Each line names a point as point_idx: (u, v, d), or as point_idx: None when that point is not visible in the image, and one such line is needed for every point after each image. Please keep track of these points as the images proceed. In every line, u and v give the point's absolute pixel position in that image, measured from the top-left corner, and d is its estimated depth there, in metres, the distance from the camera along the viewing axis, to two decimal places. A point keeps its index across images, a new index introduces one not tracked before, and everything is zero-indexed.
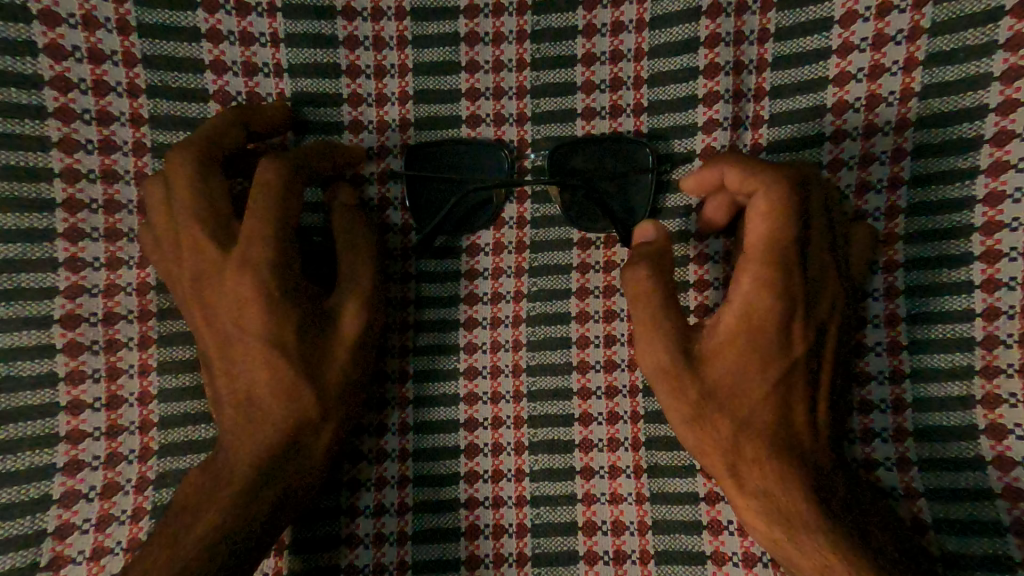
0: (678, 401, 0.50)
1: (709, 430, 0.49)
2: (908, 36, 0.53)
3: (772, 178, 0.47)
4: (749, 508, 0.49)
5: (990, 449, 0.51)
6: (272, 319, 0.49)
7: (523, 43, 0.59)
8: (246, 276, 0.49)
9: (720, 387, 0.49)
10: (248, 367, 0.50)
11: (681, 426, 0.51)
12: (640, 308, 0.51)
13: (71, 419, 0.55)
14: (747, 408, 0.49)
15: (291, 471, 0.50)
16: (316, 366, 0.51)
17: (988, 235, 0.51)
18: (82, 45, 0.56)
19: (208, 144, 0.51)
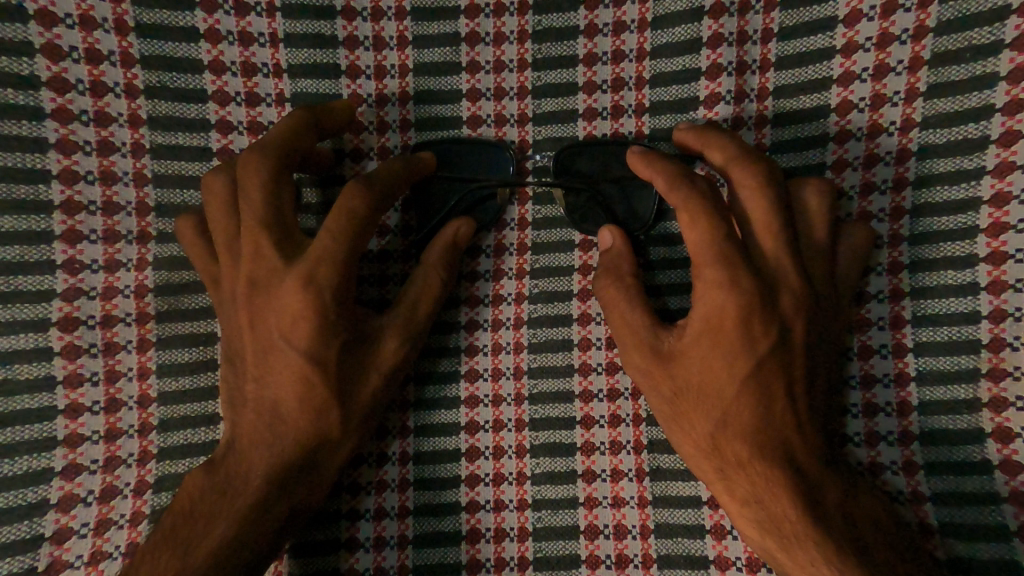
0: (657, 400, 0.52)
1: (690, 435, 0.51)
2: (912, 36, 0.53)
3: (675, 193, 0.50)
4: (739, 511, 0.50)
5: (997, 452, 0.51)
6: (320, 337, 0.50)
7: (524, 43, 0.59)
8: (303, 289, 0.49)
9: (690, 389, 0.50)
10: (281, 379, 0.51)
11: (667, 426, 0.52)
12: (611, 318, 0.53)
13: (69, 423, 0.54)
14: (720, 409, 0.50)
15: (303, 482, 0.52)
16: (350, 386, 0.52)
17: (994, 237, 0.51)
18: (79, 45, 0.56)
19: (285, 149, 0.51)
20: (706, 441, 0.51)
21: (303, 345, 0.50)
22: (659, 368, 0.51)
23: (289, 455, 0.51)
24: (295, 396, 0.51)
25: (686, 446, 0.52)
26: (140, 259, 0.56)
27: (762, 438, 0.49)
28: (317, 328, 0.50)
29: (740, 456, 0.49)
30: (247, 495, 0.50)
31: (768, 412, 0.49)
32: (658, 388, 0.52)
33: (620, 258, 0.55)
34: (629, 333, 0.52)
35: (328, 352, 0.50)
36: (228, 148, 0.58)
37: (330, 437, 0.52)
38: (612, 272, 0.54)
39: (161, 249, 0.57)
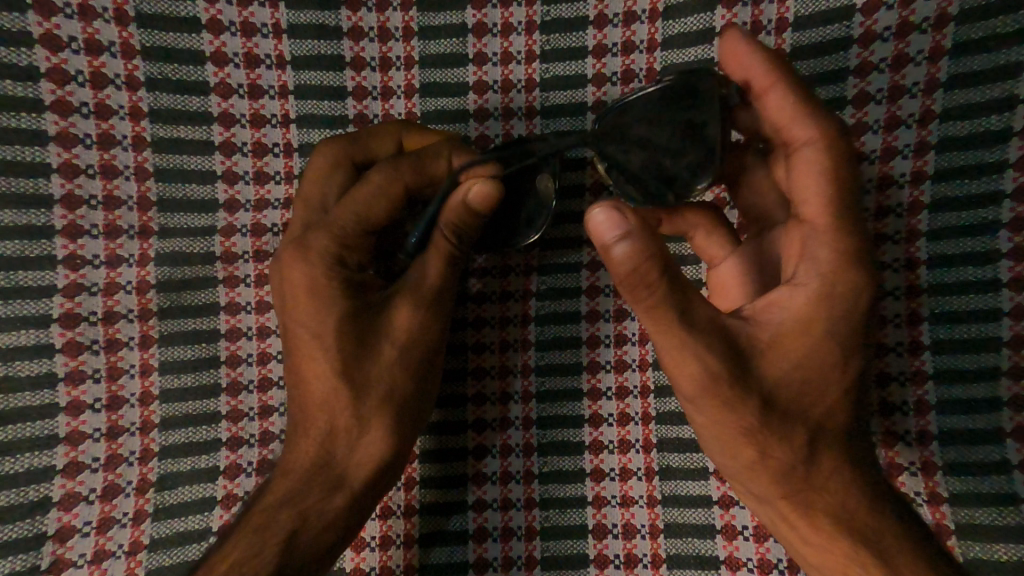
0: (733, 420, 0.44)
1: (765, 458, 0.45)
2: (933, 24, 0.51)
3: (807, 121, 0.47)
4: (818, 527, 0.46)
5: (1017, 452, 0.50)
6: (318, 312, 0.49)
7: (532, 34, 0.58)
8: (301, 263, 0.50)
9: (781, 399, 0.44)
10: (298, 364, 0.50)
11: (740, 445, 0.45)
12: (662, 330, 0.44)
13: (71, 421, 0.54)
14: (801, 417, 0.45)
15: (323, 477, 0.49)
16: (360, 368, 0.49)
17: (1016, 232, 0.50)
18: (78, 36, 0.55)
19: (354, 142, 0.53)
20: (792, 456, 0.45)
21: (303, 325, 0.49)
22: (733, 386, 0.44)
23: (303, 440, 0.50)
24: (306, 378, 0.50)
25: (758, 466, 0.46)
26: (142, 254, 0.56)
27: (825, 446, 0.46)
28: (318, 303, 0.49)
29: (828, 468, 0.46)
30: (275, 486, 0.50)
31: (832, 423, 0.46)
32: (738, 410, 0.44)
33: (641, 248, 0.42)
34: (687, 346, 0.43)
35: (325, 328, 0.49)
36: (229, 142, 0.57)
37: (344, 433, 0.50)
38: (656, 268, 0.43)
39: (163, 245, 0.56)
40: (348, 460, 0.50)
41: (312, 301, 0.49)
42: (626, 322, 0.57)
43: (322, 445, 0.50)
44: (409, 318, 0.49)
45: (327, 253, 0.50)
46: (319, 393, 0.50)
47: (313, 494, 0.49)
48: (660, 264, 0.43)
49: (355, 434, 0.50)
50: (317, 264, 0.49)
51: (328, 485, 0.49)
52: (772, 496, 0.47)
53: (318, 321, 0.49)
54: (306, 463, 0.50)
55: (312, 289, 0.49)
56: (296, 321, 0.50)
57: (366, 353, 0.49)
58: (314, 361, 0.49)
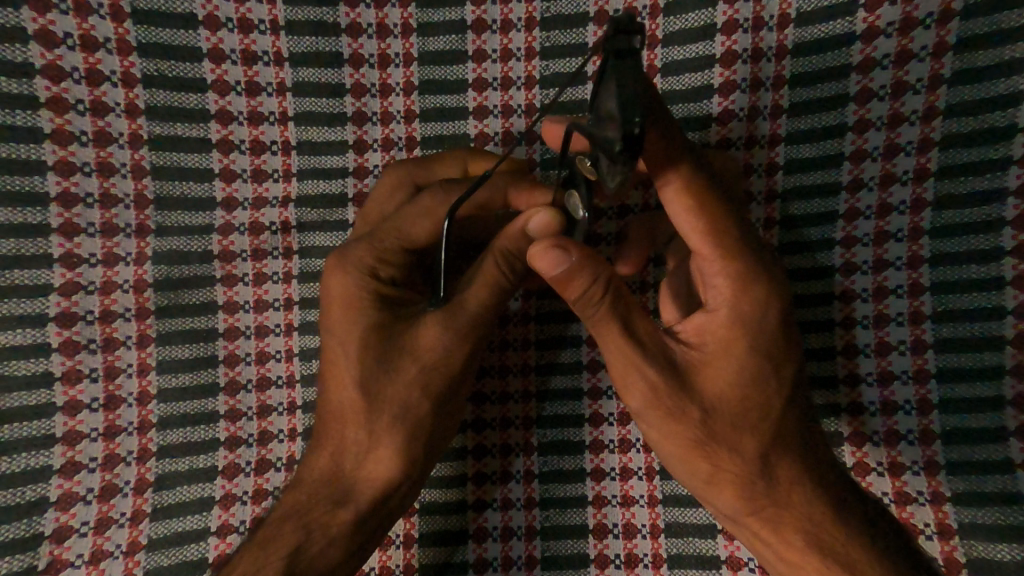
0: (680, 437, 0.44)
1: (721, 473, 0.44)
2: (937, 19, 0.51)
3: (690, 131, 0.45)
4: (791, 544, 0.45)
5: (1020, 451, 0.49)
6: (347, 321, 0.49)
7: (532, 30, 0.57)
8: (340, 270, 0.50)
9: (728, 416, 0.44)
10: (327, 372, 0.50)
11: (686, 462, 0.45)
12: (607, 343, 0.45)
13: (68, 420, 0.53)
14: (752, 431, 0.44)
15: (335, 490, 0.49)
16: (380, 384, 0.48)
17: (1020, 229, 0.49)
18: (74, 32, 0.54)
19: (421, 166, 0.54)
20: (745, 469, 0.44)
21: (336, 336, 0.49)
22: (677, 399, 0.44)
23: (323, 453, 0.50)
24: (332, 388, 0.50)
25: (717, 482, 0.45)
26: (139, 253, 0.55)
27: (779, 459, 0.45)
28: (348, 313, 0.49)
29: (787, 479, 0.45)
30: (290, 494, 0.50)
31: (783, 434, 0.45)
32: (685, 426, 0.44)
33: (580, 276, 0.42)
34: (636, 361, 0.44)
35: (353, 341, 0.49)
36: (227, 140, 0.57)
37: (360, 448, 0.49)
38: (599, 288, 0.43)
39: (160, 243, 0.56)
40: (361, 475, 0.49)
41: (346, 311, 0.49)
42: None
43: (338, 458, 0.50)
44: (434, 341, 0.48)
45: (366, 265, 0.50)
46: (343, 406, 0.49)
47: (321, 507, 0.48)
48: (602, 281, 0.43)
49: (369, 451, 0.49)
50: (356, 275, 0.49)
51: (335, 500, 0.49)
52: (739, 516, 0.46)
53: (345, 332, 0.49)
54: (320, 474, 0.50)
55: (346, 299, 0.49)
56: (329, 331, 0.49)
57: (387, 370, 0.48)
58: (343, 374, 0.49)
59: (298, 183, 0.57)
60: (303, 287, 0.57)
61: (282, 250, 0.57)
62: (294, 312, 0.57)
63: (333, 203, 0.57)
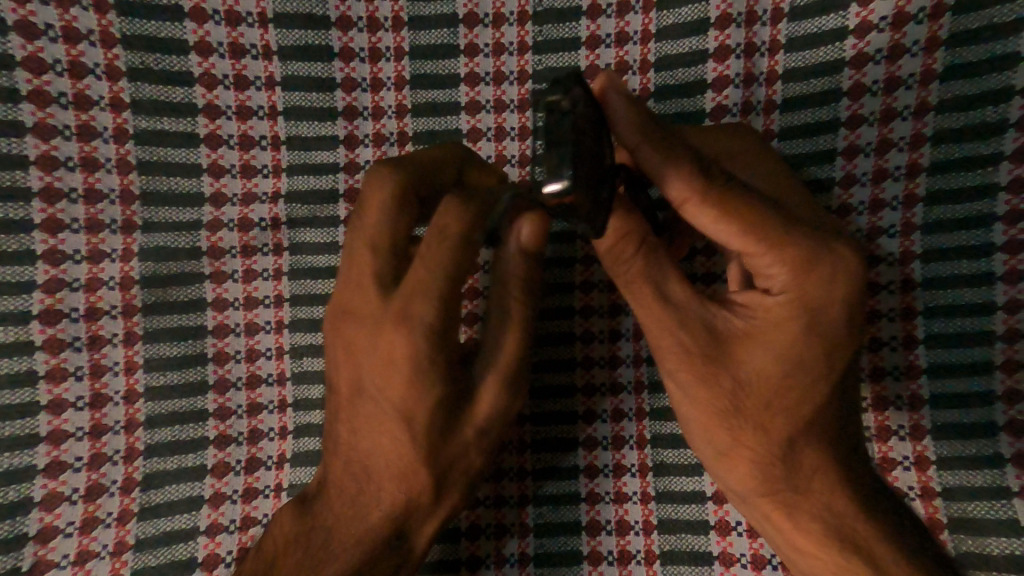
0: (706, 409, 0.45)
1: (741, 447, 0.45)
2: (929, 14, 0.51)
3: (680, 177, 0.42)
4: (797, 527, 0.47)
5: (1009, 446, 0.49)
6: (405, 386, 0.46)
7: (524, 24, 0.57)
8: (400, 331, 0.45)
9: (756, 393, 0.44)
10: (381, 434, 0.47)
11: (712, 432, 0.46)
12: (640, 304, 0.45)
13: (52, 419, 0.53)
14: (784, 417, 0.45)
15: (392, 551, 0.49)
16: (441, 450, 0.48)
17: (1011, 225, 0.49)
18: (55, 23, 0.53)
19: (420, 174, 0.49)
20: (765, 451, 0.45)
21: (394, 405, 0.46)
22: (707, 366, 0.44)
23: (376, 513, 0.49)
24: (384, 448, 0.48)
25: (735, 455, 0.46)
26: (125, 249, 0.54)
27: (802, 447, 0.46)
28: (408, 377, 0.46)
29: (806, 465, 0.46)
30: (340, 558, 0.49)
31: (816, 420, 0.45)
32: (715, 399, 0.45)
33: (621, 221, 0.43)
34: (665, 319, 0.44)
35: (417, 407, 0.46)
36: (215, 134, 0.56)
37: (421, 511, 0.49)
38: (632, 244, 0.44)
39: (147, 240, 0.55)
40: (420, 531, 0.50)
41: (410, 377, 0.45)
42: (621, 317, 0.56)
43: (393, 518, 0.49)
44: (494, 405, 0.48)
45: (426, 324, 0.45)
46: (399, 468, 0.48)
47: (387, 564, 0.49)
48: (637, 241, 0.44)
49: (427, 509, 0.49)
50: (419, 339, 0.45)
51: (397, 557, 0.50)
52: (751, 494, 0.47)
53: (409, 402, 0.46)
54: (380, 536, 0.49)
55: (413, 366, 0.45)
56: (387, 396, 0.46)
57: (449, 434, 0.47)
58: (399, 437, 0.47)
59: (288, 179, 0.56)
60: (294, 284, 0.56)
61: (272, 246, 0.56)
62: (284, 309, 0.56)
63: (323, 200, 0.56)
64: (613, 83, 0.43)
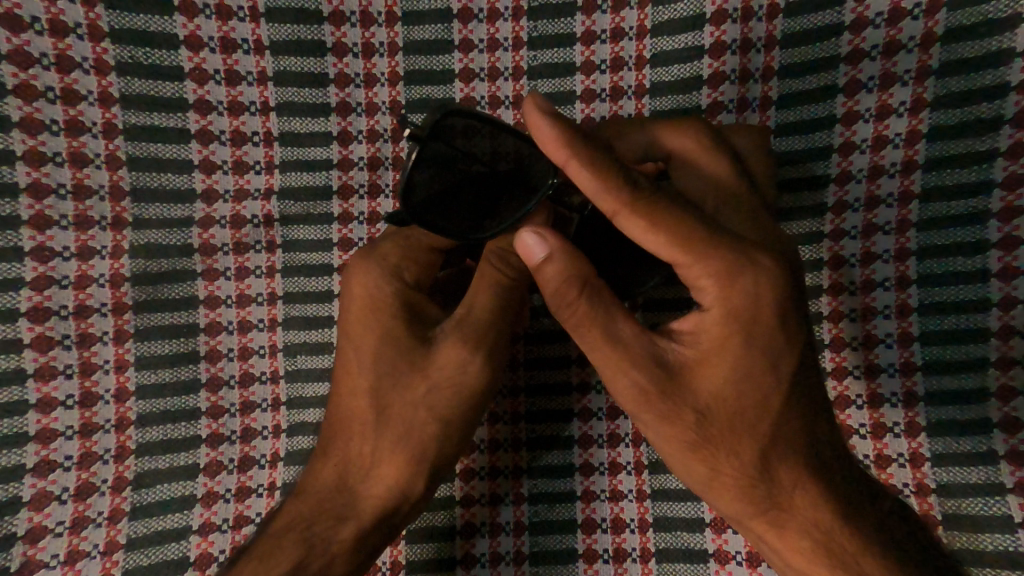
0: (672, 441, 0.43)
1: (719, 474, 0.43)
2: (925, 10, 0.51)
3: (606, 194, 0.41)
4: (796, 548, 0.44)
5: (1004, 443, 0.49)
6: (365, 326, 0.47)
7: (519, 20, 0.56)
8: (367, 269, 0.48)
9: (719, 415, 0.42)
10: (344, 383, 0.48)
11: (683, 464, 0.44)
12: (595, 345, 0.44)
13: (41, 418, 0.52)
14: (752, 436, 0.42)
15: (333, 513, 0.47)
16: (389, 402, 0.47)
17: (1006, 221, 0.49)
18: (42, 17, 0.53)
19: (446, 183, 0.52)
20: (743, 474, 0.43)
21: (350, 344, 0.47)
22: (666, 403, 0.42)
23: (326, 471, 0.48)
24: (346, 397, 0.48)
25: (716, 484, 0.44)
26: (115, 246, 0.54)
27: (777, 461, 0.43)
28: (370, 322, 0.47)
29: (789, 481, 0.43)
30: (286, 513, 0.48)
31: (787, 433, 0.43)
32: (678, 432, 0.43)
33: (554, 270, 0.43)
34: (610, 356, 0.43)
35: (373, 350, 0.47)
36: (206, 130, 0.55)
37: (365, 470, 0.48)
38: (572, 286, 0.43)
39: (137, 236, 0.54)
40: (364, 497, 0.48)
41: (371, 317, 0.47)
42: None
43: (344, 470, 0.48)
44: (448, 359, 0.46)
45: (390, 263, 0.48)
46: (353, 418, 0.48)
47: (323, 521, 0.47)
48: (577, 280, 0.43)
49: (375, 466, 0.47)
50: (380, 280, 0.47)
51: (337, 516, 0.47)
52: (743, 516, 0.45)
53: (366, 347, 0.47)
54: (327, 486, 0.48)
55: (370, 302, 0.47)
56: (348, 335, 0.48)
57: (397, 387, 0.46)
58: (355, 386, 0.47)
59: (281, 175, 0.56)
60: (287, 281, 0.55)
61: (265, 243, 0.55)
62: (277, 307, 0.55)
63: (316, 196, 0.56)
64: (534, 110, 0.40)
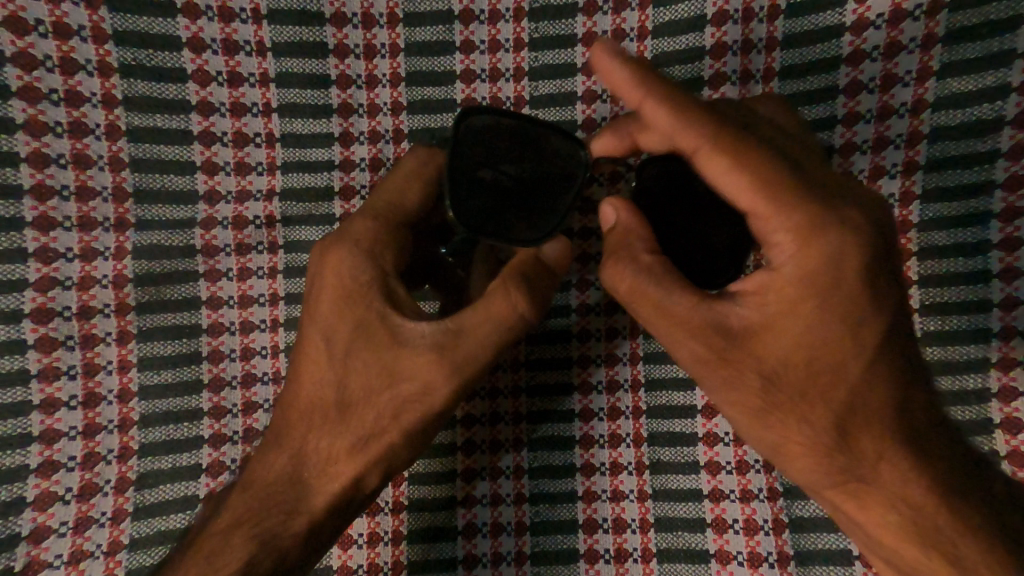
0: (743, 408, 0.44)
1: (789, 442, 0.44)
2: (925, 11, 0.51)
3: (692, 129, 0.41)
4: (882, 522, 0.44)
5: (1005, 444, 0.49)
6: (341, 312, 0.46)
7: (520, 21, 0.56)
8: (350, 255, 0.47)
9: (790, 382, 0.42)
10: (315, 367, 0.48)
11: (754, 433, 0.45)
12: (651, 319, 0.44)
13: (45, 418, 0.52)
14: (827, 402, 0.43)
15: (285, 503, 0.48)
16: (355, 396, 0.47)
17: (1007, 222, 0.49)
18: (45, 19, 0.53)
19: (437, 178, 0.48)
20: (816, 441, 0.43)
21: (330, 340, 0.47)
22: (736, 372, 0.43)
23: (287, 457, 0.48)
24: (316, 384, 0.48)
25: (784, 451, 0.45)
26: (118, 247, 0.54)
27: (858, 431, 0.43)
28: (347, 310, 0.46)
29: (872, 451, 0.43)
30: (243, 497, 0.49)
31: (869, 402, 0.42)
32: (749, 400, 0.44)
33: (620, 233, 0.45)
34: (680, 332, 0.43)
35: (346, 341, 0.46)
36: (209, 132, 0.55)
37: (325, 460, 0.48)
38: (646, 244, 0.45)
39: (140, 238, 0.54)
40: (319, 491, 0.48)
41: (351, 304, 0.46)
42: (617, 315, 0.56)
43: (303, 464, 0.48)
44: (416, 373, 0.45)
45: (373, 253, 0.47)
46: (320, 412, 0.48)
47: (275, 513, 0.48)
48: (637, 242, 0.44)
49: (331, 463, 0.48)
50: (362, 268, 0.46)
51: (288, 509, 0.48)
52: (817, 487, 0.45)
53: (340, 334, 0.46)
54: (282, 475, 0.48)
55: (353, 295, 0.46)
56: (321, 320, 0.47)
57: (365, 383, 0.46)
58: (323, 372, 0.47)
59: (282, 176, 0.56)
60: (289, 282, 0.56)
61: (266, 244, 0.56)
62: (279, 307, 0.56)
63: (317, 198, 0.56)
64: (605, 56, 0.43)
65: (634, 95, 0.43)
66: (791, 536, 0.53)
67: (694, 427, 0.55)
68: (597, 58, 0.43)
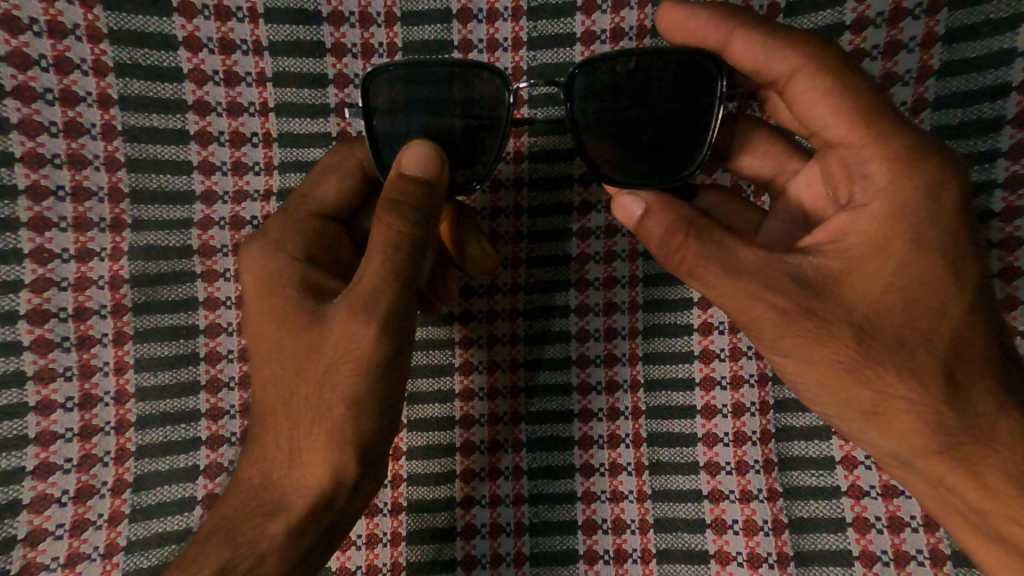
0: (834, 375, 0.42)
1: (885, 399, 0.42)
2: (926, 10, 0.50)
3: (783, 55, 0.44)
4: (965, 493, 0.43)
5: None
6: (264, 309, 0.47)
7: (518, 20, 0.56)
8: (271, 254, 0.49)
9: (882, 333, 0.41)
10: (259, 370, 0.47)
11: (829, 403, 0.43)
12: (714, 285, 0.42)
13: (41, 420, 0.52)
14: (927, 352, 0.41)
15: (258, 503, 0.46)
16: (302, 378, 0.45)
17: (1008, 221, 0.49)
18: (40, 18, 0.53)
19: (360, 181, 0.53)
20: (914, 399, 0.42)
21: (252, 334, 0.48)
22: (822, 326, 0.41)
23: (258, 459, 0.47)
24: (266, 385, 0.47)
25: (881, 411, 0.42)
26: (114, 248, 0.54)
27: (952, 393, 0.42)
28: (269, 303, 0.47)
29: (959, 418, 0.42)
30: (233, 502, 0.47)
31: (956, 356, 0.42)
32: (842, 362, 0.41)
33: (660, 219, 0.43)
34: (747, 291, 0.42)
35: (274, 331, 0.46)
36: (205, 131, 0.55)
37: (286, 457, 0.46)
38: (680, 229, 0.43)
39: (136, 238, 0.54)
40: (287, 486, 0.46)
41: (270, 297, 0.47)
42: (615, 316, 0.56)
43: (269, 467, 0.46)
44: (344, 329, 0.43)
45: (294, 251, 0.49)
46: (278, 410, 0.46)
47: (252, 519, 0.46)
48: (683, 222, 0.43)
49: (295, 458, 0.45)
50: (279, 261, 0.48)
51: (266, 512, 0.46)
52: (905, 458, 0.43)
53: (270, 329, 0.47)
54: (254, 484, 0.47)
55: (266, 283, 0.48)
56: (250, 322, 0.48)
57: (304, 362, 0.45)
58: (266, 369, 0.47)
59: (280, 176, 0.56)
60: None
61: None
62: None
63: None
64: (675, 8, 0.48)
65: (717, 40, 0.47)
66: (791, 537, 0.53)
67: (694, 428, 0.55)
68: (667, 18, 0.48)
